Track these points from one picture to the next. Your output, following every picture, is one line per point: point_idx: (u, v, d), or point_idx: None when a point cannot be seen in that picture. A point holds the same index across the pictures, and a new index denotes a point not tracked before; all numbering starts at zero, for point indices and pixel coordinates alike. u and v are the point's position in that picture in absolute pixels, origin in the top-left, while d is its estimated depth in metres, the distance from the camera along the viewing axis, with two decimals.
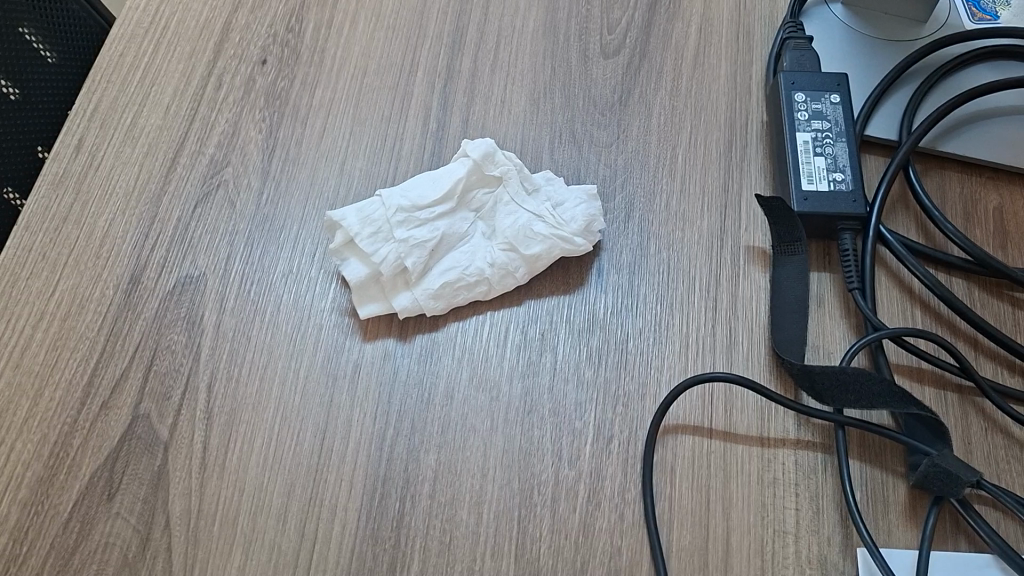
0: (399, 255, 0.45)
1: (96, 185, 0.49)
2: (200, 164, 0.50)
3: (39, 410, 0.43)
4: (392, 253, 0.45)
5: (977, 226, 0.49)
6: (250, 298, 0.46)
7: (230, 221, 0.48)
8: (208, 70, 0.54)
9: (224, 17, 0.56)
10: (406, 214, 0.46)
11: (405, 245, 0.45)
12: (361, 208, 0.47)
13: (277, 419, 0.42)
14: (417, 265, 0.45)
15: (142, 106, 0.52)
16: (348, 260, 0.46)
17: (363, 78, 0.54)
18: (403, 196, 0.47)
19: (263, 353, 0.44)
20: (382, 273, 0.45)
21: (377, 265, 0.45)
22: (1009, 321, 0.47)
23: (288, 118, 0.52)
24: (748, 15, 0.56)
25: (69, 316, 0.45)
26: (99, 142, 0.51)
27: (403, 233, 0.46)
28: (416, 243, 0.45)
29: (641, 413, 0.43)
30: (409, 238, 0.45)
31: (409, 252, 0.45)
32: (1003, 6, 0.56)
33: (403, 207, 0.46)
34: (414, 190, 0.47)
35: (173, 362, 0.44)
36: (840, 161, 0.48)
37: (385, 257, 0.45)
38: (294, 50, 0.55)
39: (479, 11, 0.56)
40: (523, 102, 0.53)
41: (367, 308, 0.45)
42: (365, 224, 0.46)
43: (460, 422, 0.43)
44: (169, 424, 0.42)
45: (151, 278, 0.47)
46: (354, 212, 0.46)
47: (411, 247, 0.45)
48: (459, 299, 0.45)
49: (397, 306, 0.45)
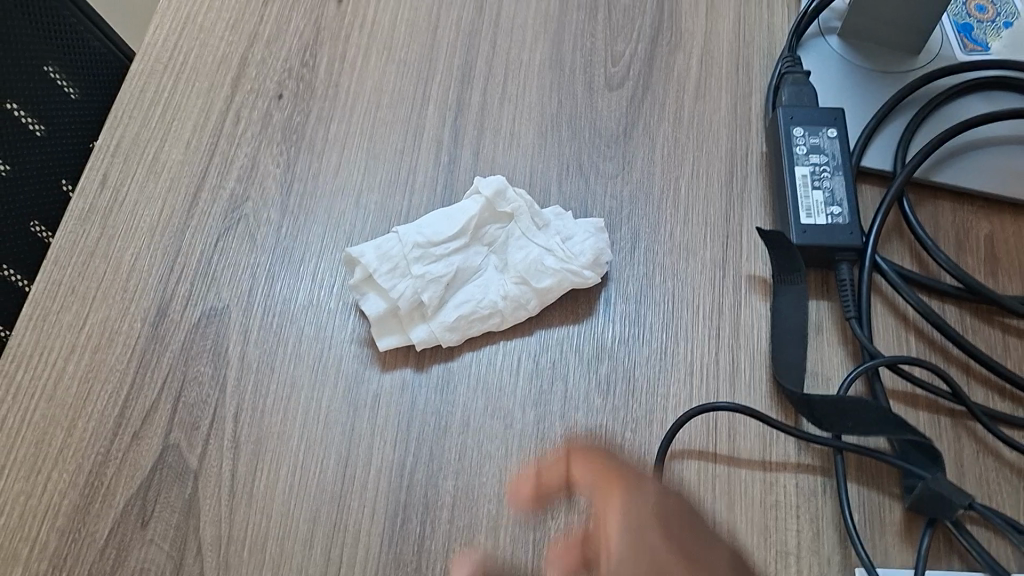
0: (416, 290, 0.47)
1: (122, 220, 0.51)
2: (221, 199, 0.52)
3: (73, 441, 0.45)
4: (409, 288, 0.47)
5: (969, 253, 0.52)
6: (273, 329, 0.48)
7: (251, 255, 0.50)
8: (227, 105, 0.55)
9: (240, 53, 0.58)
10: (422, 250, 0.48)
11: (422, 280, 0.47)
12: (379, 244, 0.49)
13: (302, 448, 0.44)
14: (432, 298, 0.47)
15: (163, 141, 0.54)
16: (366, 294, 0.48)
17: (376, 112, 0.56)
18: (419, 232, 0.49)
19: (285, 384, 0.46)
20: (399, 306, 0.47)
21: (395, 300, 0.47)
22: (999, 346, 0.49)
23: (304, 152, 0.54)
24: (747, 46, 0.58)
25: (99, 349, 0.47)
26: (123, 177, 0.53)
27: (419, 268, 0.48)
28: (431, 278, 0.47)
29: (649, 439, 0.45)
30: (425, 274, 0.48)
31: (424, 287, 0.47)
32: (994, 37, 0.58)
33: (418, 243, 0.48)
34: (428, 226, 0.49)
35: (200, 394, 0.46)
36: (837, 194, 0.50)
37: (402, 292, 0.47)
38: (309, 85, 0.56)
39: (486, 44, 0.58)
40: (531, 134, 0.55)
41: (386, 340, 0.47)
42: (384, 260, 0.48)
43: (476, 449, 0.45)
44: (198, 452, 0.44)
45: (177, 311, 0.48)
46: (372, 249, 0.48)
47: (427, 282, 0.47)
48: (473, 331, 0.47)
49: (414, 338, 0.47)
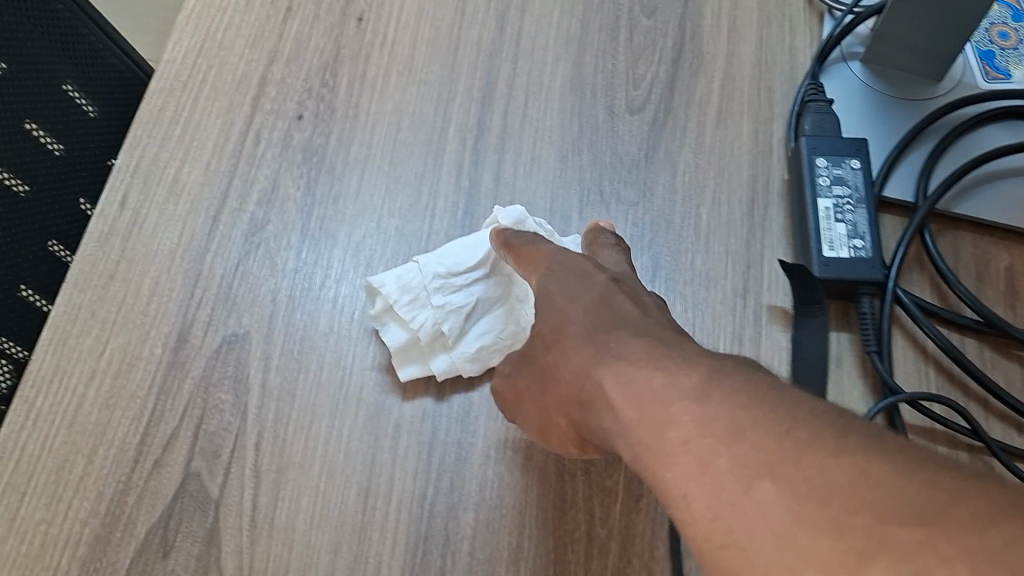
0: (436, 321, 0.47)
1: (142, 242, 0.51)
2: (241, 222, 0.52)
3: (94, 468, 0.45)
4: (429, 319, 0.47)
5: (989, 286, 0.52)
6: (294, 356, 0.48)
7: (271, 280, 0.50)
8: (247, 125, 0.55)
9: (260, 71, 0.57)
10: (442, 281, 0.48)
11: (442, 311, 0.47)
12: (399, 274, 0.49)
13: (322, 478, 0.44)
14: (454, 328, 0.47)
15: (183, 162, 0.54)
16: (387, 324, 0.48)
17: (397, 134, 0.55)
18: (440, 261, 0.49)
19: (306, 412, 0.46)
20: (421, 337, 0.47)
21: (415, 331, 0.47)
22: (1018, 381, 0.49)
23: (324, 175, 0.54)
24: (769, 70, 0.58)
25: (120, 375, 0.47)
26: (143, 198, 0.53)
27: (440, 298, 0.48)
28: (451, 309, 0.47)
29: None
30: (445, 304, 0.48)
31: (444, 318, 0.47)
32: (1015, 65, 0.58)
33: (439, 274, 0.48)
34: (448, 255, 0.49)
35: (221, 421, 0.46)
36: (860, 228, 0.49)
37: (423, 323, 0.47)
38: (329, 105, 0.56)
39: (507, 65, 0.58)
40: (552, 159, 0.55)
41: (407, 369, 0.47)
42: (404, 291, 0.48)
43: (496, 481, 0.45)
44: (219, 481, 0.44)
45: (198, 336, 0.48)
46: (392, 279, 0.48)
47: (447, 312, 0.47)
48: (494, 360, 0.47)
49: (434, 369, 0.47)
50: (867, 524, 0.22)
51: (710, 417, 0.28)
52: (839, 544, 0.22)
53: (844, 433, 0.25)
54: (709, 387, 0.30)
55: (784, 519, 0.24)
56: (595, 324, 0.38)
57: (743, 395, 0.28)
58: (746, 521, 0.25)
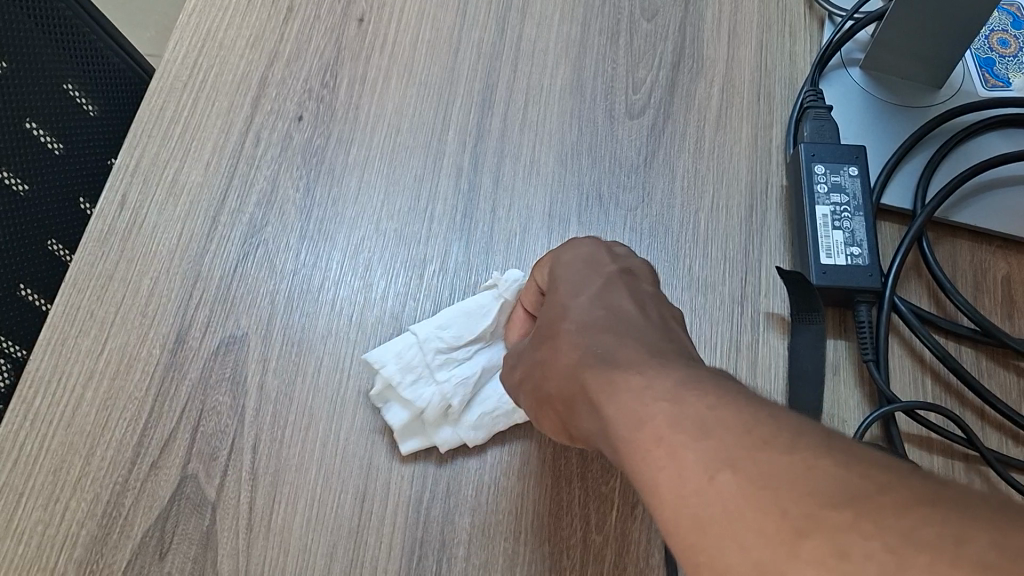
0: (442, 396, 0.45)
1: (141, 243, 0.51)
2: (241, 223, 0.52)
3: (91, 469, 0.45)
4: (434, 395, 0.46)
5: (986, 294, 0.52)
6: (292, 359, 0.48)
7: (269, 282, 0.50)
8: (246, 126, 0.55)
9: (260, 71, 0.57)
10: (444, 356, 0.47)
11: (446, 386, 0.46)
12: (396, 350, 0.47)
13: (319, 481, 0.45)
14: (459, 398, 0.45)
15: (183, 162, 0.54)
16: (388, 401, 0.46)
17: (397, 136, 0.55)
18: (439, 335, 0.47)
19: (304, 415, 0.46)
20: (426, 413, 0.45)
21: (419, 409, 0.45)
22: (1014, 391, 0.49)
23: (324, 176, 0.54)
24: (769, 75, 0.58)
25: (118, 376, 0.47)
26: (142, 198, 0.53)
27: (443, 373, 0.46)
28: (457, 382, 0.46)
29: None
30: (450, 379, 0.46)
31: (450, 391, 0.46)
32: (1015, 73, 0.58)
33: (438, 348, 0.47)
34: (447, 325, 0.47)
35: (219, 424, 0.46)
36: (858, 235, 0.49)
37: (428, 401, 0.45)
38: (329, 107, 0.56)
39: (508, 68, 0.58)
40: (551, 162, 0.55)
41: (410, 444, 0.45)
42: (405, 370, 0.46)
43: (493, 485, 0.45)
44: (216, 484, 0.44)
45: (196, 337, 0.48)
46: (391, 357, 0.46)
47: (452, 386, 0.46)
48: (502, 426, 0.45)
49: (441, 442, 0.45)
50: (816, 508, 0.21)
51: (683, 406, 0.26)
52: (785, 524, 0.21)
53: (808, 429, 0.24)
54: (686, 382, 0.28)
55: (739, 503, 0.22)
56: (580, 312, 0.37)
57: (720, 393, 0.27)
58: (703, 501, 0.23)
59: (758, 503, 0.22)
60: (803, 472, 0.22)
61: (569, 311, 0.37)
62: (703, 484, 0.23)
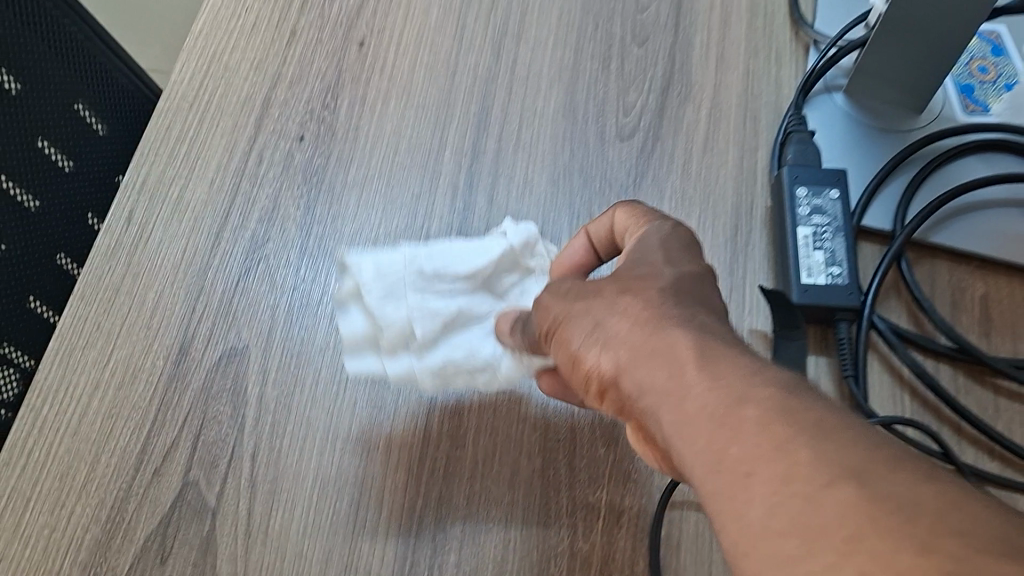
0: (409, 318, 0.46)
1: (146, 258, 0.53)
2: (243, 239, 0.54)
3: (96, 476, 0.46)
4: (402, 314, 0.46)
5: (964, 313, 0.53)
6: (292, 370, 0.50)
7: (269, 296, 0.52)
8: (250, 146, 0.57)
9: (263, 93, 0.59)
10: (426, 281, 0.48)
11: (417, 310, 0.47)
12: (380, 259, 0.47)
13: (315, 489, 0.46)
14: (424, 332, 0.46)
15: (188, 180, 0.56)
16: (350, 306, 0.48)
17: (395, 156, 0.57)
18: (429, 260, 0.48)
19: (301, 425, 0.48)
20: (386, 333, 0.46)
21: (383, 326, 0.46)
22: (991, 407, 0.50)
23: (324, 195, 0.56)
24: (755, 100, 0.60)
25: (123, 386, 0.49)
26: (149, 215, 0.54)
27: (418, 297, 0.47)
28: (429, 311, 0.47)
29: (649, 489, 0.47)
30: (423, 304, 0.47)
31: (419, 318, 0.46)
32: (994, 98, 0.60)
33: (422, 272, 0.48)
34: (439, 254, 0.48)
35: (219, 433, 0.48)
36: (838, 255, 0.51)
37: (394, 318, 0.46)
38: (330, 127, 0.58)
39: (503, 91, 0.60)
40: (544, 183, 0.57)
41: (359, 363, 0.47)
42: (381, 280, 0.47)
43: (483, 494, 0.46)
44: (216, 491, 0.46)
45: (198, 349, 0.50)
46: (371, 264, 0.47)
47: (424, 313, 0.47)
48: (456, 379, 0.47)
49: (393, 371, 0.46)
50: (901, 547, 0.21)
51: (774, 414, 0.26)
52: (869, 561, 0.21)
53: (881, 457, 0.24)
54: (789, 387, 0.28)
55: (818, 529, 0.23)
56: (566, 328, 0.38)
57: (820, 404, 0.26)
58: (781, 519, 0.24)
59: (853, 544, 0.22)
60: (933, 514, 0.22)
61: (660, 276, 0.36)
62: (794, 500, 0.24)
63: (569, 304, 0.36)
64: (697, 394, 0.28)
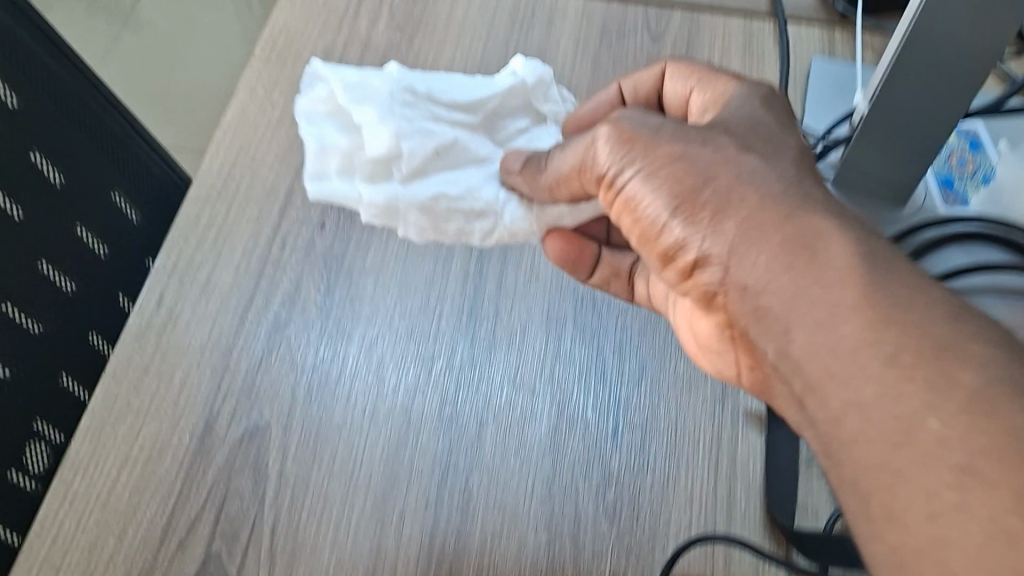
0: (406, 141, 0.51)
1: (174, 337, 0.56)
2: (266, 321, 0.57)
3: (123, 547, 0.49)
4: (399, 139, 0.51)
5: None
6: (311, 446, 0.52)
7: (290, 375, 0.55)
8: (273, 232, 0.61)
9: (288, 183, 0.63)
10: (420, 97, 0.53)
11: (414, 130, 0.52)
12: (378, 80, 0.53)
13: (332, 561, 0.49)
14: (415, 161, 0.51)
15: (215, 264, 0.59)
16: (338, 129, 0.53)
17: (410, 243, 0.61)
18: (425, 82, 0.54)
19: (319, 500, 0.50)
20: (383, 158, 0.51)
21: (381, 144, 0.51)
22: None
23: (342, 279, 0.59)
24: None
25: (150, 461, 0.52)
26: (178, 297, 0.58)
27: (415, 120, 0.52)
28: (423, 132, 0.52)
29: (650, 564, 0.49)
30: (419, 126, 0.52)
31: (414, 141, 0.52)
32: (973, 189, 0.64)
33: (416, 94, 0.53)
34: (437, 84, 0.55)
35: (241, 506, 0.50)
36: None
37: (393, 131, 0.51)
38: (349, 215, 0.62)
39: None
40: (550, 268, 0.60)
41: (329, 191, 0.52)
42: (377, 96, 0.52)
43: (492, 568, 0.49)
44: (238, 563, 0.48)
45: (222, 426, 0.53)
46: (367, 80, 0.53)
47: (417, 134, 0.52)
48: (442, 231, 0.52)
49: (376, 205, 0.51)
50: None
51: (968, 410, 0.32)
52: None
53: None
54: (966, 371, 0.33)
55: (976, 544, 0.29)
56: None
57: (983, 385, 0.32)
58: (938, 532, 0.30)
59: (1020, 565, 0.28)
60: None
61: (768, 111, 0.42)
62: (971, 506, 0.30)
63: (687, 145, 0.43)
64: (848, 337, 0.35)
